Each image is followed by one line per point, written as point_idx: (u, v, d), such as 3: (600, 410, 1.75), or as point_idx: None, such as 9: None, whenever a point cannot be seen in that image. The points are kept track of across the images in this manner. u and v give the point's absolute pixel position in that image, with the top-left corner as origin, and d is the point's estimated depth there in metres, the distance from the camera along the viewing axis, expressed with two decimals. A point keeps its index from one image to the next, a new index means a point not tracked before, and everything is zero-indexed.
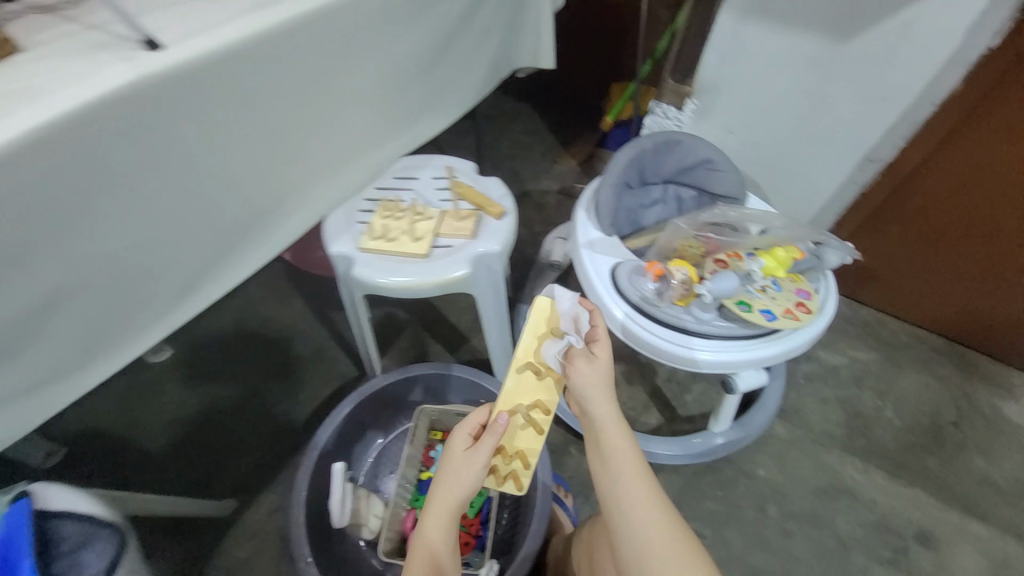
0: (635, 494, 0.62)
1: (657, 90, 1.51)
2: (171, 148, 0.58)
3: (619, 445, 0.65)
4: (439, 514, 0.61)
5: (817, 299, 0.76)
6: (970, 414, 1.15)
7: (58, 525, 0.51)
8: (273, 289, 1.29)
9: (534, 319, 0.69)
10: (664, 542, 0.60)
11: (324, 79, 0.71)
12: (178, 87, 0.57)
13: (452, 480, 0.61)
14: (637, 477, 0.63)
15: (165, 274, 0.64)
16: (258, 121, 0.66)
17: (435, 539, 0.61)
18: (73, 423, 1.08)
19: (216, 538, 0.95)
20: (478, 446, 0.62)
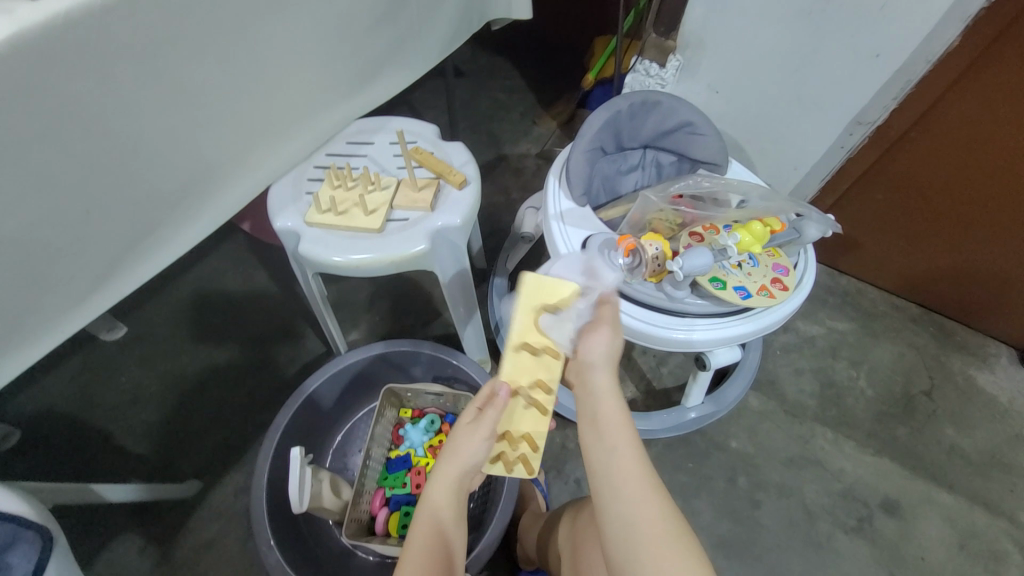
0: (629, 473, 0.56)
1: (641, 45, 1.41)
2: (67, 112, 0.51)
3: (614, 419, 0.59)
4: (442, 485, 0.60)
5: (795, 275, 0.72)
6: (942, 383, 1.16)
7: None
8: (234, 261, 1.23)
9: (527, 296, 0.60)
10: (658, 528, 0.53)
11: (251, 29, 0.62)
12: (64, 41, 0.49)
13: (455, 454, 0.59)
14: (632, 455, 0.57)
15: (80, 254, 0.57)
16: (172, 79, 0.58)
17: (440, 505, 0.60)
18: (27, 403, 1.03)
19: (180, 519, 0.91)
20: (480, 421, 0.59)
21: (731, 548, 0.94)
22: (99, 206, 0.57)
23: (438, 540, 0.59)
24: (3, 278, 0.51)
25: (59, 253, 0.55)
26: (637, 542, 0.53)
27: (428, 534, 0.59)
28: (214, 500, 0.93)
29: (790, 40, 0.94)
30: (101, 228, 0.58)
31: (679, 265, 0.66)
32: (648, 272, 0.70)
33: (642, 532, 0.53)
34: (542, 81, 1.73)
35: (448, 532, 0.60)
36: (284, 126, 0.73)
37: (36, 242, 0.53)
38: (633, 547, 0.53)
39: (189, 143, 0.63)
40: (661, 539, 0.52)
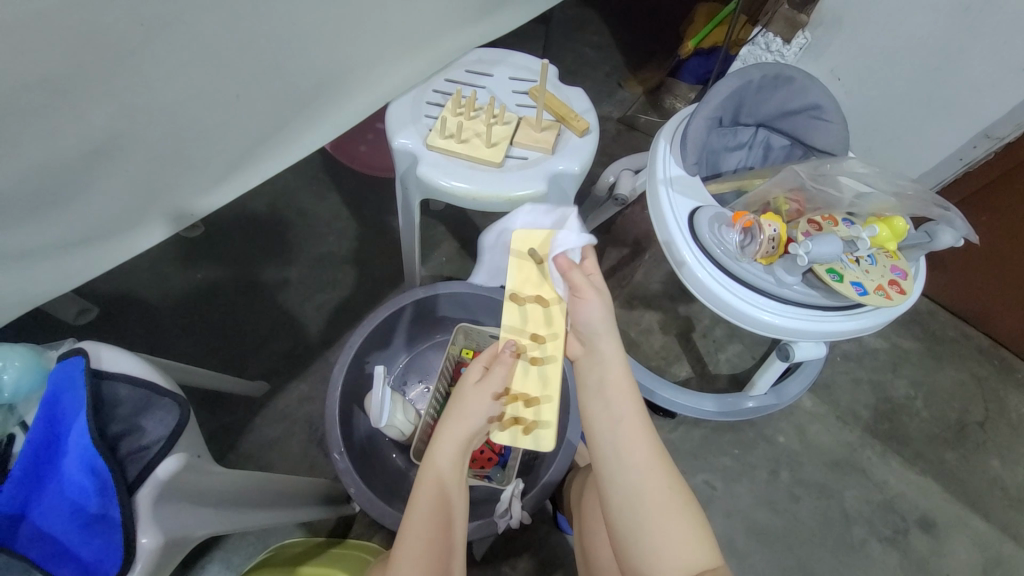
0: (631, 443, 0.54)
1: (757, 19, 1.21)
2: None
3: (619, 387, 0.56)
4: (449, 444, 0.56)
5: (912, 281, 0.70)
6: (997, 417, 1.12)
7: (112, 386, 0.48)
8: (309, 179, 1.21)
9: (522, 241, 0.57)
10: (662, 500, 0.51)
11: None
12: None
13: (463, 415, 0.56)
14: (637, 426, 0.55)
15: (222, 140, 0.57)
16: None
17: (445, 471, 0.56)
18: (106, 284, 1.05)
19: (250, 415, 0.97)
20: (487, 377, 0.56)
21: (764, 535, 0.97)
22: (247, 98, 0.56)
23: (443, 511, 0.56)
24: (154, 150, 0.52)
25: (203, 138, 0.55)
26: (639, 510, 0.51)
27: (432, 501, 0.56)
28: (281, 402, 0.98)
29: (940, 33, 0.87)
30: (245, 117, 0.57)
31: (805, 250, 0.66)
32: (760, 253, 0.70)
33: (644, 501, 0.51)
34: (632, 39, 1.63)
35: (451, 502, 0.56)
36: (421, 44, 0.70)
37: (186, 120, 0.52)
38: (637, 514, 0.51)
39: (337, 47, 0.60)
40: (666, 509, 0.51)
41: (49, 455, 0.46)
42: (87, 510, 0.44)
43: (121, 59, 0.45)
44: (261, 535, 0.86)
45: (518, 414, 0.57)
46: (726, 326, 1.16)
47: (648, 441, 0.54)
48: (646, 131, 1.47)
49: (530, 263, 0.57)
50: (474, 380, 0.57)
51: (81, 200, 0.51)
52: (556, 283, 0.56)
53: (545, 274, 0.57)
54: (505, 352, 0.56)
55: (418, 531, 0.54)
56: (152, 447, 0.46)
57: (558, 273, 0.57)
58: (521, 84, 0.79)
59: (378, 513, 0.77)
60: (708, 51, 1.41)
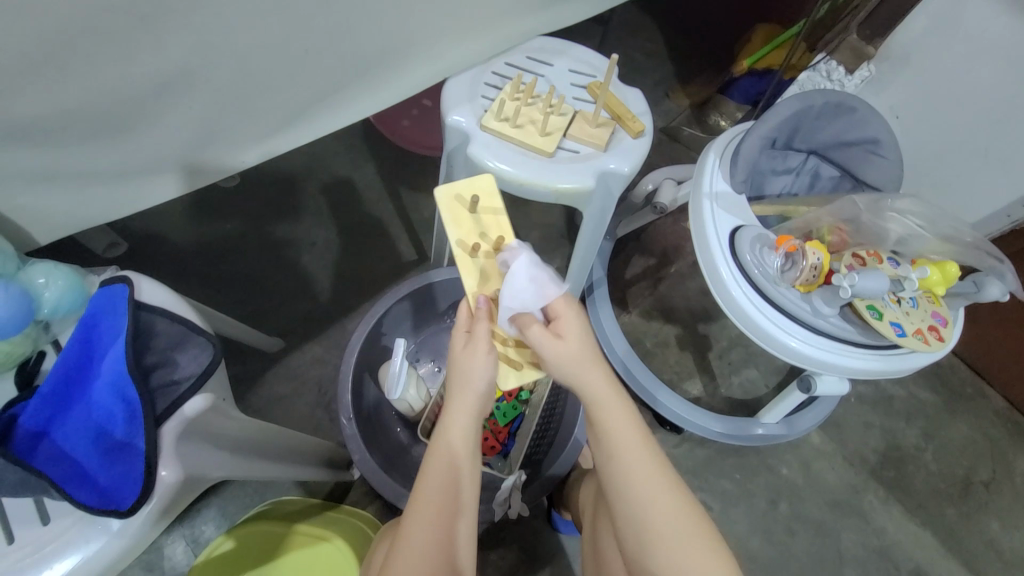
0: (634, 468, 0.53)
1: (818, 49, 1.14)
2: None
3: (621, 412, 0.54)
4: (461, 418, 0.55)
5: (952, 330, 0.69)
6: (1006, 481, 1.10)
7: (150, 319, 0.49)
8: (347, 145, 1.20)
9: (450, 207, 0.60)
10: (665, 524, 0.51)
11: None
12: None
13: (462, 385, 0.54)
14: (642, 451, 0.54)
15: (283, 90, 0.57)
16: None
17: (456, 454, 0.55)
18: (138, 221, 1.06)
19: (261, 369, 0.97)
20: (472, 338, 0.54)
21: (755, 563, 0.96)
22: (315, 52, 0.55)
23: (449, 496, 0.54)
24: (219, 91, 0.52)
25: (266, 86, 0.55)
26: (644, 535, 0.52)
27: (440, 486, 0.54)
28: (293, 362, 0.99)
29: (1010, 83, 0.85)
30: (310, 69, 0.57)
31: (849, 282, 0.65)
32: (800, 280, 0.68)
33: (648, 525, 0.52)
34: (684, 51, 1.60)
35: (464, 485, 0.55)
36: (488, 22, 0.69)
37: (253, 65, 0.52)
38: (643, 538, 0.52)
39: (409, 13, 0.59)
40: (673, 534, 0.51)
41: (80, 376, 0.46)
42: (113, 436, 0.44)
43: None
44: (258, 488, 0.86)
45: (511, 354, 0.57)
46: (743, 350, 1.15)
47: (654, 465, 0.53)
48: (687, 144, 1.45)
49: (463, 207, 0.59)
50: (461, 346, 0.56)
51: (141, 130, 0.51)
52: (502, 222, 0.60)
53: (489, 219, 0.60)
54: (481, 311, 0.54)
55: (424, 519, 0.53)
56: (183, 383, 0.47)
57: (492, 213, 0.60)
58: (581, 78, 0.78)
59: (379, 482, 0.77)
60: (762, 73, 1.38)
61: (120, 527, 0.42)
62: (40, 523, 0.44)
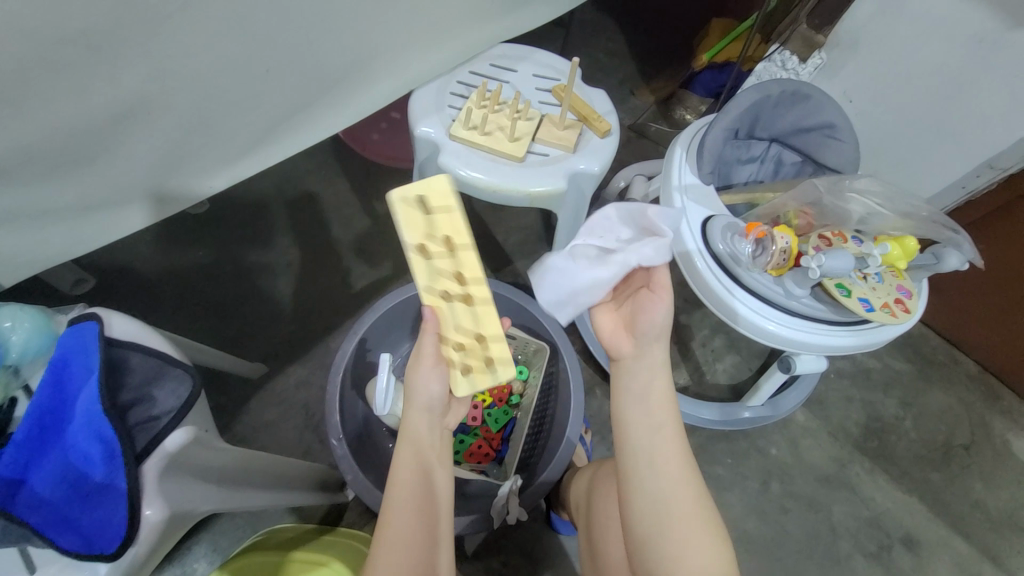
0: (658, 457, 0.54)
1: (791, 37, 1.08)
2: None
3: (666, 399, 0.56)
4: (420, 415, 0.57)
5: (916, 301, 0.72)
6: (982, 441, 1.15)
7: (124, 355, 0.48)
8: (318, 163, 1.19)
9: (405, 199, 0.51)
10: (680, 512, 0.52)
11: None
12: None
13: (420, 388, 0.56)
14: (669, 437, 0.55)
15: (248, 112, 0.56)
16: None
17: (421, 442, 0.57)
18: (104, 255, 1.03)
19: (245, 397, 0.95)
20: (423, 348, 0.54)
21: (753, 544, 0.98)
22: (278, 72, 0.55)
23: (424, 483, 0.56)
24: (182, 117, 0.51)
25: (229, 109, 0.54)
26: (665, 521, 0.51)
27: (413, 475, 0.56)
28: (277, 386, 0.97)
29: (952, 62, 0.89)
30: (274, 89, 0.56)
31: (818, 263, 0.67)
32: (772, 264, 0.71)
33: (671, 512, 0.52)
34: (646, 49, 1.64)
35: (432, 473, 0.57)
36: (451, 32, 0.70)
37: (216, 89, 0.52)
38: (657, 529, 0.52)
39: (369, 27, 0.59)
40: (689, 524, 0.51)
41: (55, 420, 0.45)
42: (93, 478, 0.43)
43: (161, 19, 0.44)
44: (250, 519, 0.84)
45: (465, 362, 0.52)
46: (725, 337, 1.17)
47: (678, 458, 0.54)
48: (655, 140, 1.48)
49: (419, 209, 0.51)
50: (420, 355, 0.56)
51: (101, 162, 0.50)
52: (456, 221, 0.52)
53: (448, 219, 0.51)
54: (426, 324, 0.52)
55: (407, 506, 0.54)
56: (163, 418, 0.46)
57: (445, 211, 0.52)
58: (545, 82, 0.79)
59: (374, 500, 0.77)
60: (721, 65, 1.43)
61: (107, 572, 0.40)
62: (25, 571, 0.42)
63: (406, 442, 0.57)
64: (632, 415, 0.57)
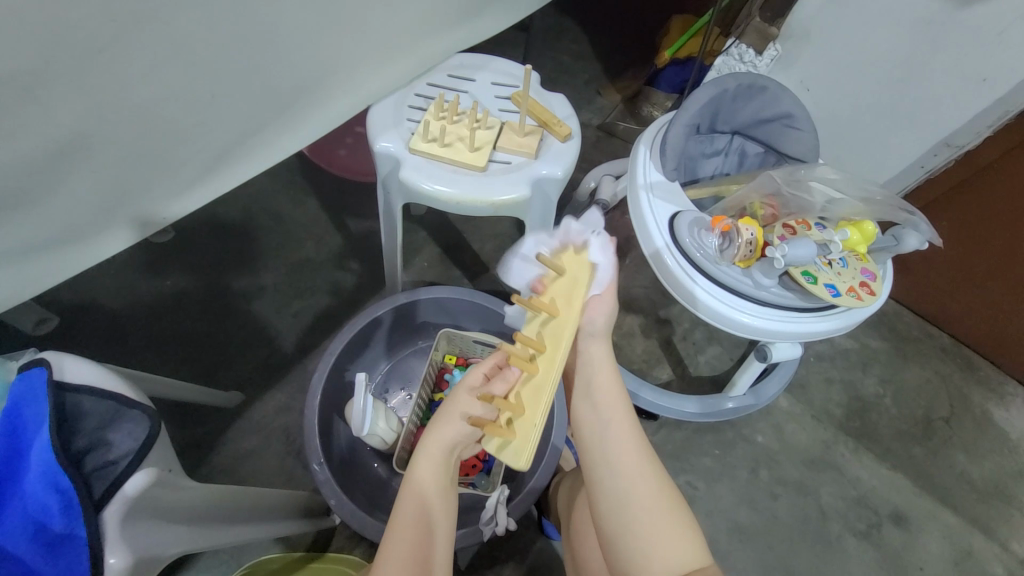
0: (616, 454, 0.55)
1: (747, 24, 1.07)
2: None
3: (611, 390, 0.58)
4: (431, 458, 0.57)
5: (880, 283, 0.73)
6: (961, 413, 1.17)
7: (77, 399, 0.46)
8: (286, 183, 1.17)
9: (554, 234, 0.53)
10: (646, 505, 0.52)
11: None
12: None
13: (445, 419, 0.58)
14: (626, 426, 0.56)
15: (197, 140, 0.55)
16: None
17: (427, 487, 0.56)
18: (68, 292, 1.00)
19: (223, 426, 0.93)
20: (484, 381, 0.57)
21: (745, 533, 0.99)
22: (225, 97, 0.54)
23: (427, 528, 0.55)
24: (125, 148, 0.50)
25: (177, 137, 0.53)
26: (631, 515, 0.52)
27: (417, 517, 0.55)
28: (256, 413, 0.95)
29: (899, 47, 0.92)
30: (222, 115, 0.55)
31: (781, 253, 0.68)
32: (739, 256, 0.71)
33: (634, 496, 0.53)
34: (610, 49, 1.66)
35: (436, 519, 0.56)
36: (403, 46, 0.70)
37: (160, 119, 0.50)
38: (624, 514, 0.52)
39: (317, 47, 0.59)
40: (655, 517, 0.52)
41: (9, 471, 0.43)
42: (51, 529, 0.41)
43: (93, 51, 0.43)
44: (235, 552, 0.82)
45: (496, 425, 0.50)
46: (705, 329, 1.18)
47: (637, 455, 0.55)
48: (625, 138, 1.50)
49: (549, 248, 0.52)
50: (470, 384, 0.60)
51: (43, 202, 0.48)
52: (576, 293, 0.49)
53: (570, 281, 0.50)
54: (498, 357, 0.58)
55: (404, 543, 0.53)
56: (121, 462, 0.44)
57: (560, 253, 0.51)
58: (504, 90, 0.79)
59: (360, 523, 0.75)
60: (684, 61, 1.45)
61: None
62: None
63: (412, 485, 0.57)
64: (587, 412, 0.59)
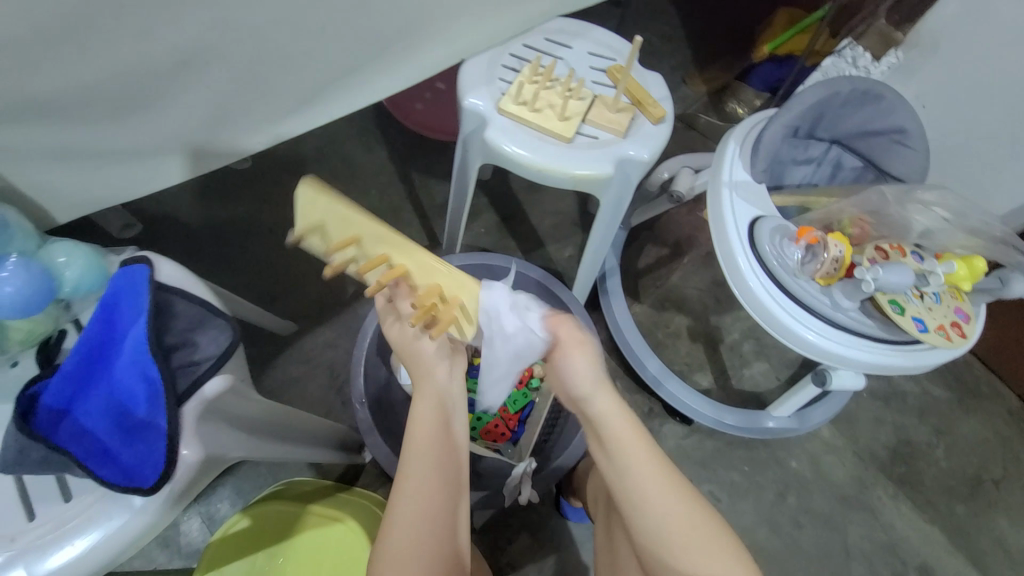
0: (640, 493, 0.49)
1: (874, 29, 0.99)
2: None
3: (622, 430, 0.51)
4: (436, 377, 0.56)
5: (974, 325, 0.68)
6: (1016, 479, 1.09)
7: (170, 300, 0.49)
8: (359, 129, 1.19)
9: (303, 204, 0.51)
10: (684, 533, 0.48)
11: None
12: None
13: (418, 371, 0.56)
14: (646, 465, 0.50)
15: (300, 70, 0.56)
16: None
17: (446, 387, 0.56)
18: (152, 203, 1.07)
19: (274, 352, 0.98)
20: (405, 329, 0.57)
21: (761, 554, 0.97)
22: (331, 31, 0.54)
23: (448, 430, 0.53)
24: (233, 69, 0.51)
25: (281, 65, 0.54)
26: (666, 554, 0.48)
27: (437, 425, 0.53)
28: (305, 345, 0.99)
29: None
30: (327, 49, 0.56)
31: (874, 275, 0.64)
32: (821, 272, 0.68)
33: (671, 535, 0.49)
34: (703, 36, 1.56)
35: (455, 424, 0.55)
36: (507, 2, 0.67)
37: (273, 44, 0.51)
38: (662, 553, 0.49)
39: None
40: (695, 545, 0.48)
41: (102, 354, 0.47)
42: (135, 415, 0.45)
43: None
44: (272, 469, 0.87)
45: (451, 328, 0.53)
46: (755, 343, 1.14)
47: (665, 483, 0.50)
48: (703, 132, 1.43)
49: (313, 229, 0.51)
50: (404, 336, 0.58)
51: (157, 109, 0.50)
52: (345, 213, 0.50)
53: (333, 216, 0.50)
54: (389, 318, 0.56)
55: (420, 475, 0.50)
56: (202, 364, 0.47)
57: (327, 206, 0.50)
58: (601, 61, 0.76)
59: (392, 465, 0.79)
60: (783, 59, 1.35)
61: (142, 504, 0.42)
62: (61, 499, 0.45)
63: (428, 394, 0.55)
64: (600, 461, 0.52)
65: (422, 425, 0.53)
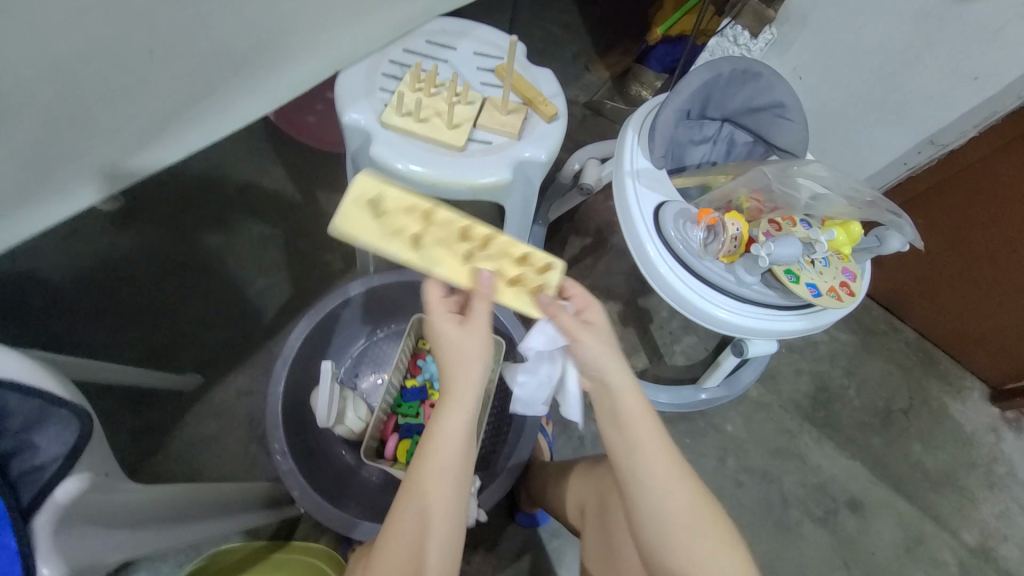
0: (658, 465, 0.52)
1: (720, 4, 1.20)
2: None
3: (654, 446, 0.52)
4: (432, 476, 0.50)
5: (859, 282, 0.72)
6: (919, 404, 1.21)
7: (0, 397, 0.41)
8: (248, 151, 1.09)
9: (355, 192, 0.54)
10: (667, 474, 0.52)
11: None
12: None
13: (443, 425, 0.51)
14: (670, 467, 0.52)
15: (134, 105, 0.48)
16: None
17: (428, 512, 0.49)
18: (6, 264, 0.93)
19: (179, 410, 0.88)
20: (470, 322, 0.52)
21: None
22: (170, 55, 0.48)
23: (420, 551, 0.49)
24: (48, 109, 0.43)
25: (113, 99, 0.47)
26: (668, 536, 0.51)
27: (406, 550, 0.49)
28: (215, 398, 0.89)
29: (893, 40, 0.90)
30: (164, 78, 0.49)
31: (767, 251, 0.66)
32: (723, 251, 0.70)
33: (675, 519, 0.51)
34: (601, 23, 1.58)
35: (428, 546, 0.49)
36: (374, 7, 0.63)
37: (88, 79, 0.44)
38: (663, 527, 0.51)
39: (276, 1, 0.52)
40: (666, 473, 0.52)
41: None
42: None
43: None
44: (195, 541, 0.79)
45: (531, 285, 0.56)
46: (682, 318, 1.18)
47: (669, 473, 0.52)
48: (611, 118, 1.44)
49: (360, 207, 0.53)
50: (451, 329, 0.53)
51: None
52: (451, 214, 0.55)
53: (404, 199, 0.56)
54: (484, 295, 0.52)
55: None
56: (48, 468, 0.40)
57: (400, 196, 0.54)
58: (488, 60, 0.72)
59: (326, 515, 0.73)
60: (675, 39, 1.39)
61: None
62: None
63: (405, 518, 0.49)
64: (620, 443, 0.53)
65: (392, 540, 0.49)
